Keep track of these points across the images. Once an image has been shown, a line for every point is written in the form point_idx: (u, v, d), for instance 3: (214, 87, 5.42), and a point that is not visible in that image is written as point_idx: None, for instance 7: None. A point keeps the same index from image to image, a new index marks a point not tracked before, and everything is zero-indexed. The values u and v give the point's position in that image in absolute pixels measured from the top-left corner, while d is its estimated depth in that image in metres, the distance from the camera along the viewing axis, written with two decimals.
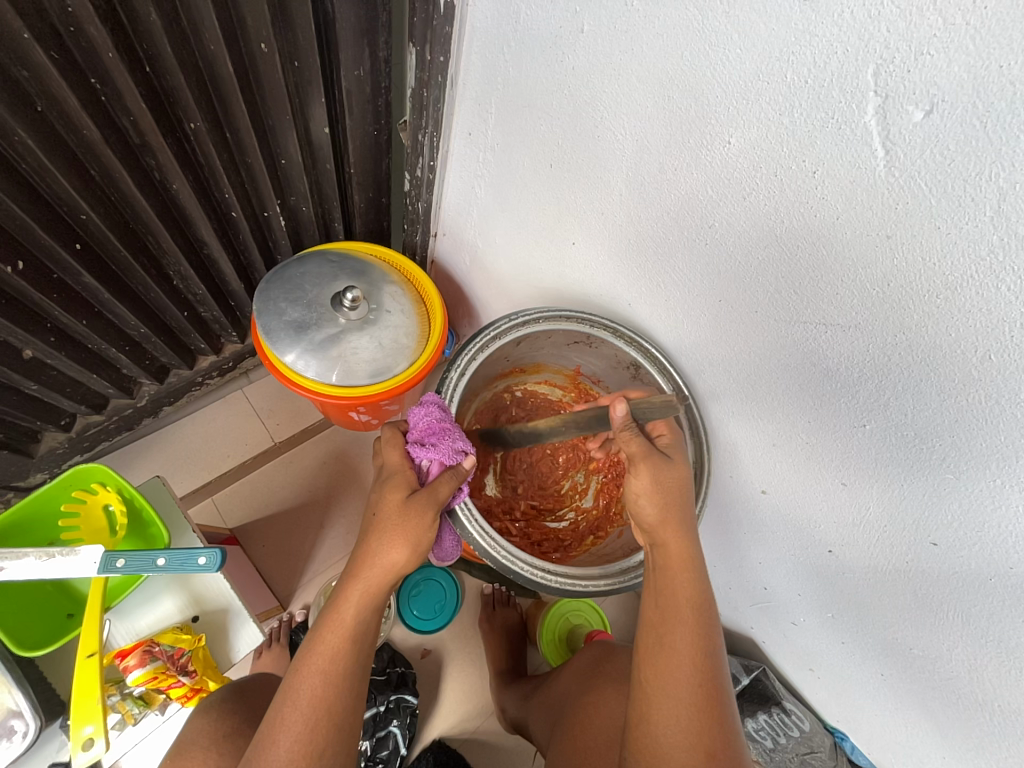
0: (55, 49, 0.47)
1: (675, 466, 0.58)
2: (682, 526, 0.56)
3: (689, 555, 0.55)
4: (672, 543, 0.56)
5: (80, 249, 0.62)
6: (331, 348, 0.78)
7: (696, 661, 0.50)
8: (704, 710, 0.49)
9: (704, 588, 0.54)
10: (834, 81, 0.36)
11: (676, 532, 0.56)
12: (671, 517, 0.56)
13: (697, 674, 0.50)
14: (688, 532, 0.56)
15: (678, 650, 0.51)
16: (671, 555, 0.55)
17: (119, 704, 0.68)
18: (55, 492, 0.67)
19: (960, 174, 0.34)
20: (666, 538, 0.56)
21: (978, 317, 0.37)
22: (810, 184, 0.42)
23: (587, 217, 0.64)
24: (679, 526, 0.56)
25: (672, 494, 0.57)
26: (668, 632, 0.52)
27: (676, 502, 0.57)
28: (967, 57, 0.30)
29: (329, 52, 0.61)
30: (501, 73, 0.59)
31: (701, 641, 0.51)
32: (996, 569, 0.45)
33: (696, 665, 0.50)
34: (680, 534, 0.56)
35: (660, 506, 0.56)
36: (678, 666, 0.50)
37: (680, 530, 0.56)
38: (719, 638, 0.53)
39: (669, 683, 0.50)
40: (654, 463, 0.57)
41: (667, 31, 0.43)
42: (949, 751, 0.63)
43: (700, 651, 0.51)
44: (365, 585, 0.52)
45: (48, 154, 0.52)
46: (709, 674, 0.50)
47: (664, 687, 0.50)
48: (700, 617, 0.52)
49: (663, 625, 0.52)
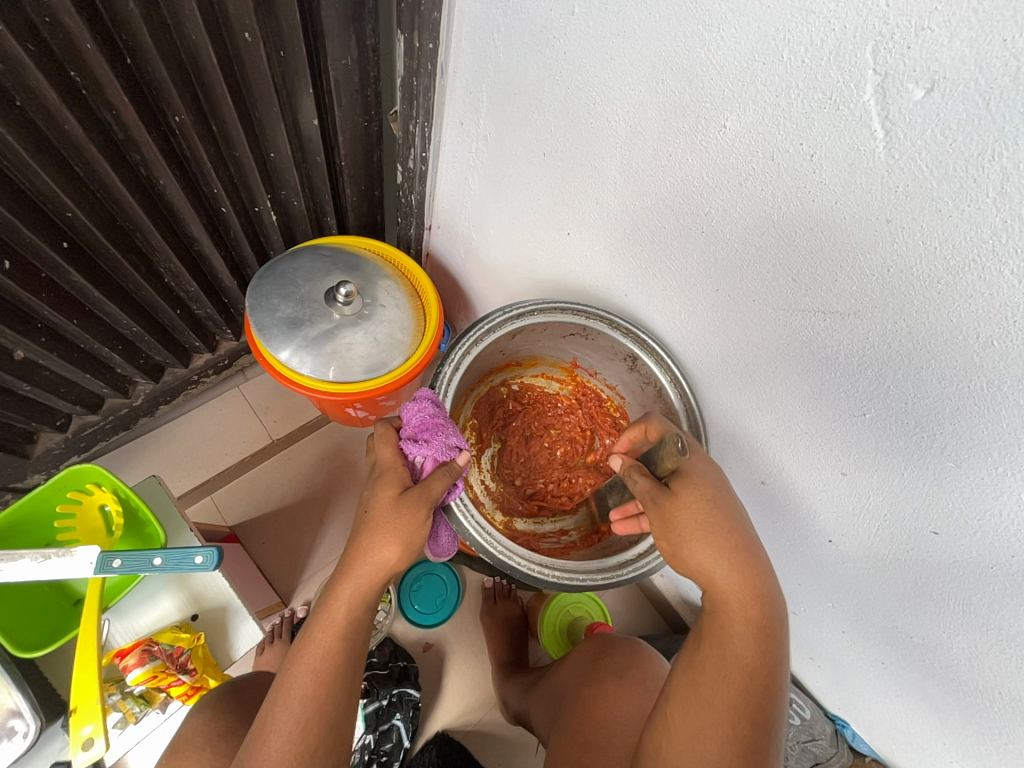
0: (33, 42, 0.46)
1: (682, 495, 0.52)
2: (754, 573, 0.50)
3: (753, 606, 0.49)
4: (734, 591, 0.49)
5: (67, 247, 0.62)
6: (325, 344, 0.77)
7: (733, 723, 0.45)
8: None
9: (769, 653, 0.48)
10: (831, 59, 0.35)
11: (733, 577, 0.50)
12: (734, 560, 0.50)
13: (732, 739, 0.45)
14: (754, 580, 0.50)
15: (713, 707, 0.46)
16: (727, 603, 0.49)
17: (119, 703, 0.69)
18: (50, 493, 0.67)
19: (962, 153, 0.33)
20: (716, 581, 0.50)
21: (980, 303, 0.36)
22: (808, 168, 0.41)
23: (582, 206, 0.63)
24: (739, 566, 0.50)
25: (687, 524, 0.51)
26: (708, 686, 0.47)
27: (717, 537, 0.50)
28: (969, 31, 0.29)
29: (316, 41, 0.60)
30: (492, 60, 0.58)
31: (747, 707, 0.46)
32: (998, 557, 0.45)
33: (734, 730, 0.45)
34: (745, 590, 0.49)
35: (713, 549, 0.50)
36: (711, 723, 0.46)
37: (741, 574, 0.50)
38: (776, 711, 0.47)
39: (700, 740, 0.46)
40: (655, 504, 0.54)
41: (660, 12, 0.42)
42: (950, 737, 0.63)
43: (743, 717, 0.46)
44: (356, 583, 0.52)
45: (30, 150, 0.51)
46: (749, 746, 0.45)
47: (692, 738, 0.46)
48: (751, 680, 0.47)
49: (704, 676, 0.48)
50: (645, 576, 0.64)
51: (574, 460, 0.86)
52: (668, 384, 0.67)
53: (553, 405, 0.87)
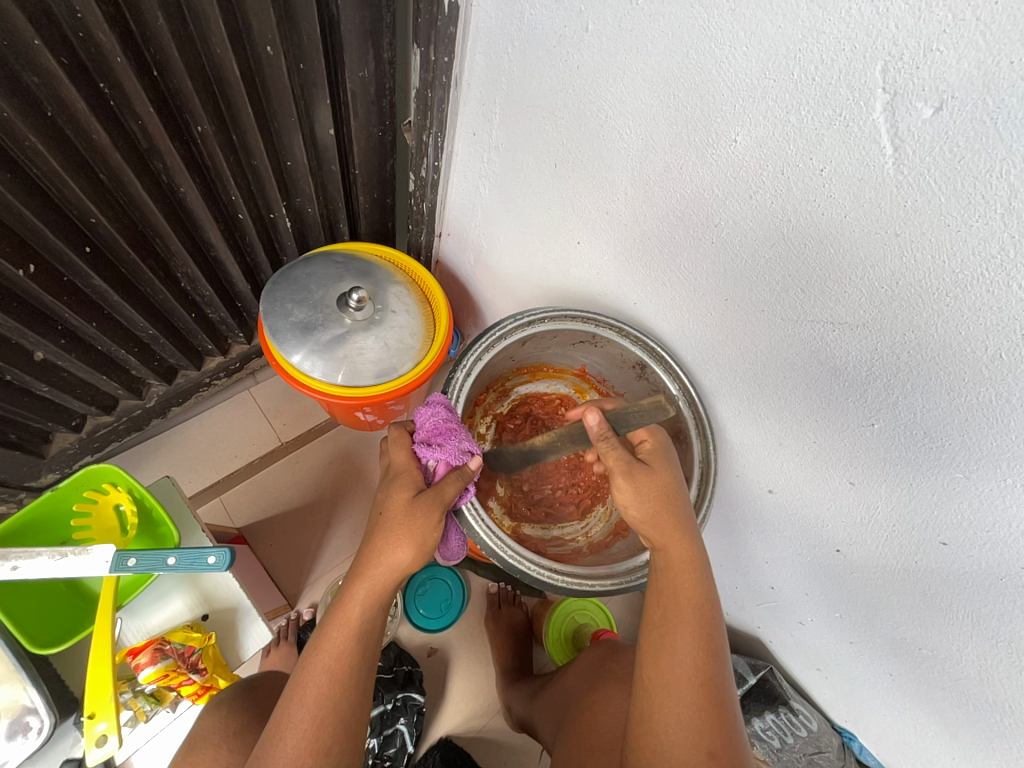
0: (66, 55, 0.47)
1: (656, 470, 0.58)
2: (687, 530, 0.57)
3: (691, 554, 0.56)
4: (674, 542, 0.56)
5: (90, 252, 0.63)
6: (337, 349, 0.78)
7: (696, 660, 0.51)
8: (706, 710, 0.49)
9: (708, 590, 0.55)
10: (842, 78, 0.36)
11: (677, 533, 0.56)
12: (676, 519, 0.57)
13: (698, 674, 0.50)
14: (689, 534, 0.57)
15: (679, 649, 0.51)
16: (674, 558, 0.56)
17: (131, 701, 0.70)
18: (66, 493, 0.68)
19: (970, 171, 0.33)
20: (665, 539, 0.56)
21: (988, 315, 0.37)
22: (817, 182, 0.42)
23: (592, 217, 0.64)
24: (681, 527, 0.57)
25: (658, 497, 0.57)
26: (671, 631, 0.52)
27: (674, 504, 0.57)
28: (977, 53, 0.30)
29: (334, 54, 0.62)
30: (506, 72, 0.59)
31: (703, 643, 0.52)
32: (1007, 569, 0.45)
33: (696, 665, 0.51)
34: (686, 539, 0.56)
35: (664, 513, 0.57)
36: (679, 665, 0.51)
37: (681, 532, 0.56)
38: (722, 640, 0.53)
39: (671, 682, 0.50)
40: (632, 476, 0.57)
41: (671, 29, 0.43)
42: (958, 751, 0.63)
43: (701, 652, 0.51)
44: (370, 583, 0.53)
45: (59, 158, 0.52)
46: (711, 675, 0.51)
47: (665, 685, 0.50)
48: (701, 618, 0.53)
49: (665, 624, 0.53)
50: None
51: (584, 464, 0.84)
52: (677, 393, 0.68)
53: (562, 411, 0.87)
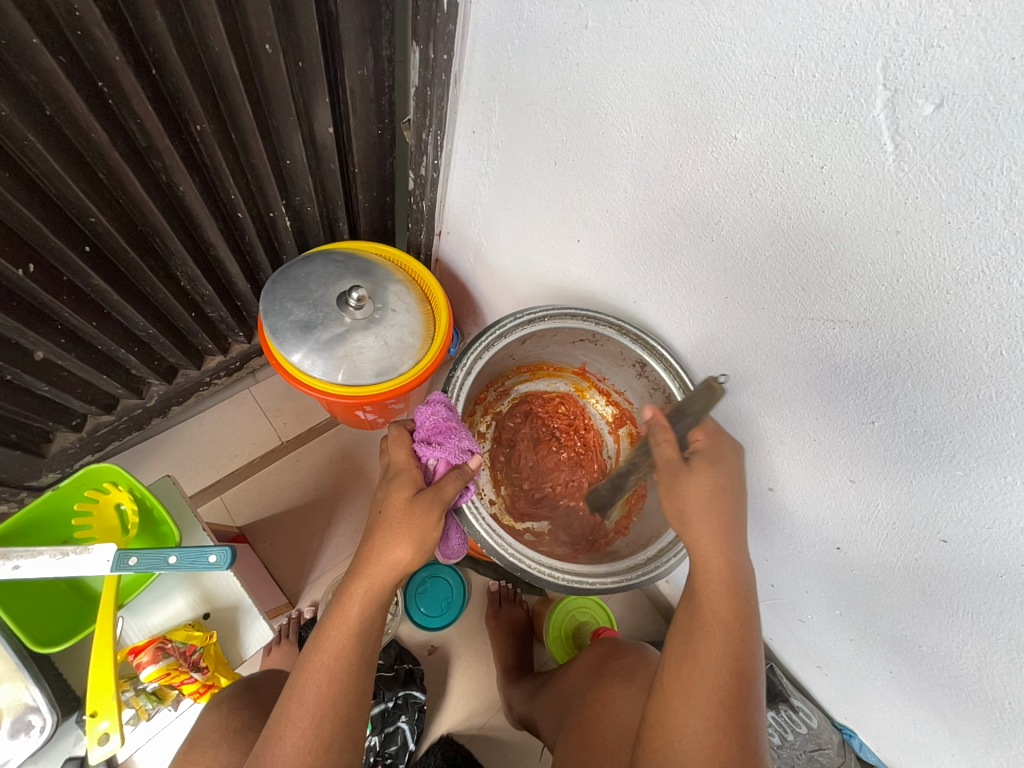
0: (64, 54, 0.47)
1: (698, 474, 0.55)
2: (731, 545, 0.55)
3: (728, 569, 0.54)
4: (713, 558, 0.54)
5: (89, 251, 0.63)
6: (337, 348, 0.78)
7: (719, 677, 0.50)
8: (723, 727, 0.49)
9: (743, 606, 0.53)
10: (842, 74, 0.36)
11: (719, 548, 0.54)
12: (722, 533, 0.55)
13: (719, 691, 0.50)
14: (732, 548, 0.55)
15: (703, 662, 0.51)
16: (710, 569, 0.54)
17: (133, 699, 0.71)
18: (67, 492, 0.68)
19: (970, 167, 0.33)
20: (702, 551, 0.55)
21: (988, 312, 0.37)
22: (818, 180, 0.41)
23: (592, 214, 0.64)
24: (724, 541, 0.55)
25: (701, 505, 0.55)
26: (697, 643, 0.52)
27: (715, 512, 0.55)
28: (978, 49, 0.30)
29: (334, 52, 0.61)
30: (506, 69, 0.59)
31: (728, 660, 0.51)
32: (1008, 566, 0.45)
33: (719, 681, 0.50)
34: (722, 549, 0.54)
35: (706, 523, 0.55)
36: (702, 679, 0.51)
37: (724, 546, 0.54)
38: (753, 660, 0.52)
39: (691, 693, 0.50)
40: (670, 473, 0.56)
41: (671, 24, 0.42)
42: (959, 748, 0.63)
43: (726, 667, 0.51)
44: (370, 581, 0.53)
45: (57, 156, 0.52)
46: (736, 694, 0.50)
47: (685, 695, 0.51)
48: (730, 634, 0.52)
49: (692, 634, 0.53)
50: (652, 581, 0.65)
51: (582, 462, 0.86)
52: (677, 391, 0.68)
53: (562, 411, 0.88)
